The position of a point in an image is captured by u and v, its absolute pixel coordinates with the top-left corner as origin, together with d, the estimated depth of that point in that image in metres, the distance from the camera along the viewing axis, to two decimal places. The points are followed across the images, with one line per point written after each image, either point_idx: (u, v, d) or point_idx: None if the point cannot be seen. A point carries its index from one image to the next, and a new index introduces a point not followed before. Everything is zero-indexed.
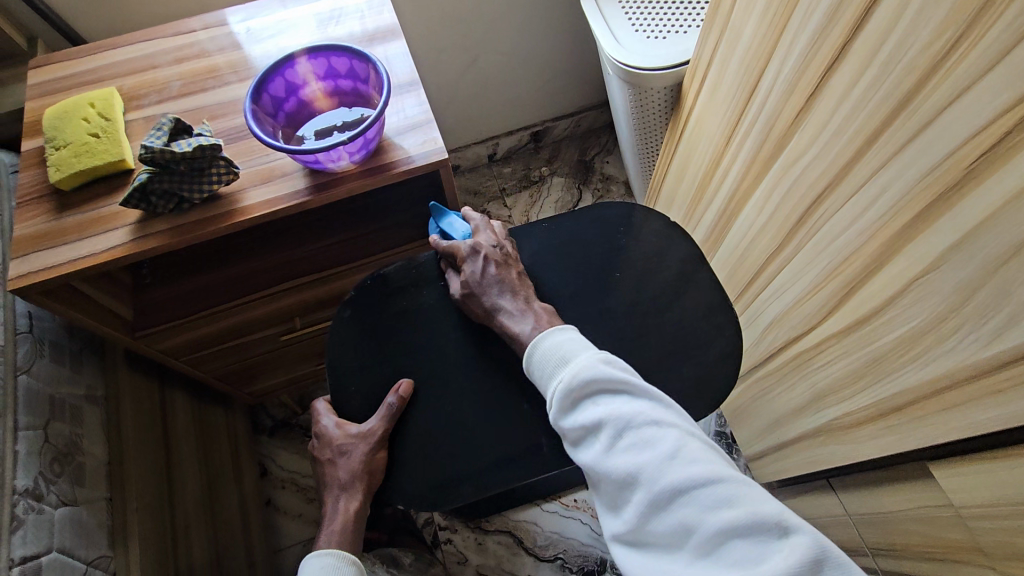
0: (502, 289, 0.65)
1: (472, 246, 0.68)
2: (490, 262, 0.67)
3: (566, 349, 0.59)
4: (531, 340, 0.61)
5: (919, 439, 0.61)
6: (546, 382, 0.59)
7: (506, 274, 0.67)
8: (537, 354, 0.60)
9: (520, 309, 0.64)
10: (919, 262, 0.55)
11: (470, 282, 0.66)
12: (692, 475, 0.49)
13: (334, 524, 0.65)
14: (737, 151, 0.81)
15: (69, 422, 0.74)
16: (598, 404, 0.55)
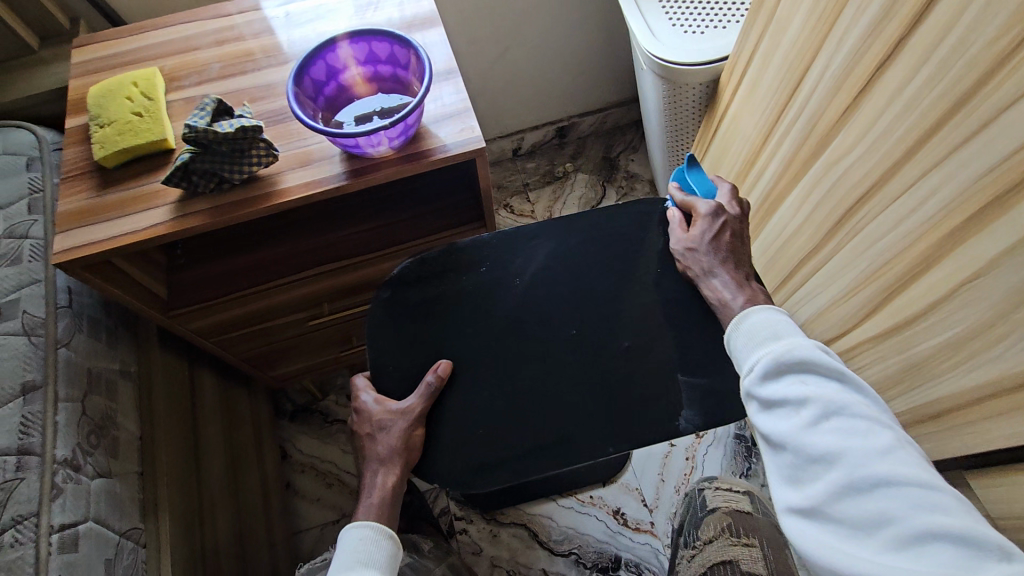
0: (721, 255, 0.64)
1: (712, 208, 0.66)
2: (728, 229, 0.65)
3: (778, 326, 0.57)
4: (739, 313, 0.61)
5: (957, 448, 0.60)
6: (745, 352, 0.58)
7: (726, 238, 0.65)
8: (747, 324, 0.59)
9: (710, 269, 0.65)
10: (968, 266, 0.54)
11: (696, 244, 0.66)
12: (904, 472, 0.46)
13: (371, 499, 0.62)
14: (775, 149, 0.79)
15: (105, 396, 0.76)
16: (804, 381, 0.53)
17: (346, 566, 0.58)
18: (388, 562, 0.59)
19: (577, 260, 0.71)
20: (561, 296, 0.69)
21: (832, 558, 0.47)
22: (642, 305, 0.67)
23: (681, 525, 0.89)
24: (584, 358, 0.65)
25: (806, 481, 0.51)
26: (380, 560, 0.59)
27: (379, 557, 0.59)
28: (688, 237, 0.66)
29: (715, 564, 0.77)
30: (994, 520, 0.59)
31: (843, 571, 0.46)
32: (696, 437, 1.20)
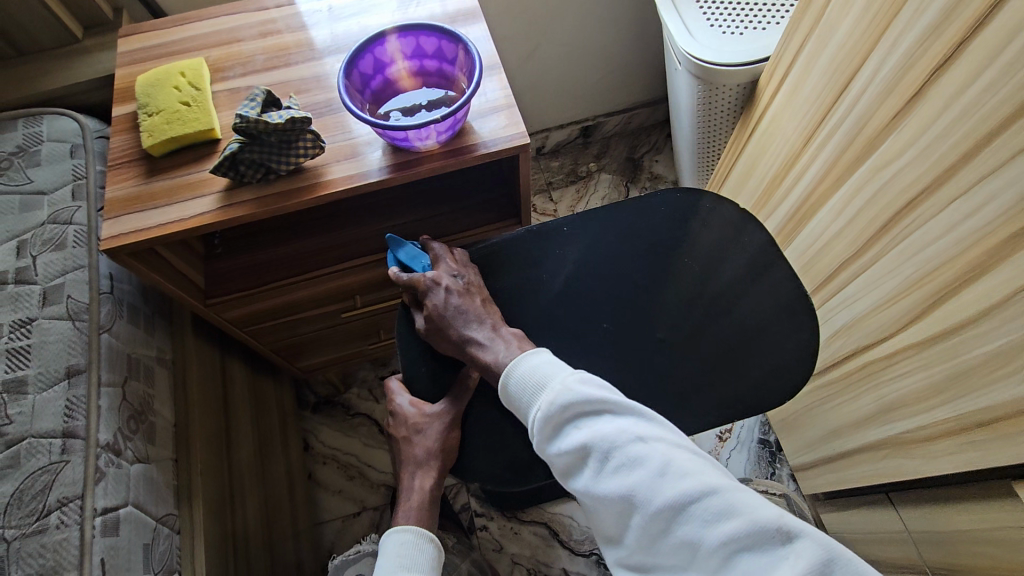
0: (471, 318, 0.65)
1: (431, 276, 0.68)
2: (476, 293, 0.68)
3: (544, 370, 0.57)
4: (503, 366, 0.60)
5: (1008, 457, 0.59)
6: (522, 408, 0.58)
7: (474, 303, 0.66)
8: (513, 379, 0.58)
9: (461, 337, 0.64)
10: (1022, 275, 0.53)
11: (453, 306, 0.65)
12: (687, 490, 0.48)
13: (409, 502, 0.63)
14: (817, 151, 0.79)
15: (144, 382, 0.77)
16: (580, 430, 0.54)
17: (389, 569, 0.58)
18: (432, 566, 0.60)
19: (599, 263, 0.73)
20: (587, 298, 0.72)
21: None
22: None
23: None
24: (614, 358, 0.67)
25: (622, 528, 0.52)
26: (423, 563, 0.59)
27: (423, 559, 0.59)
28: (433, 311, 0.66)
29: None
30: None
31: None
32: (719, 440, 1.19)
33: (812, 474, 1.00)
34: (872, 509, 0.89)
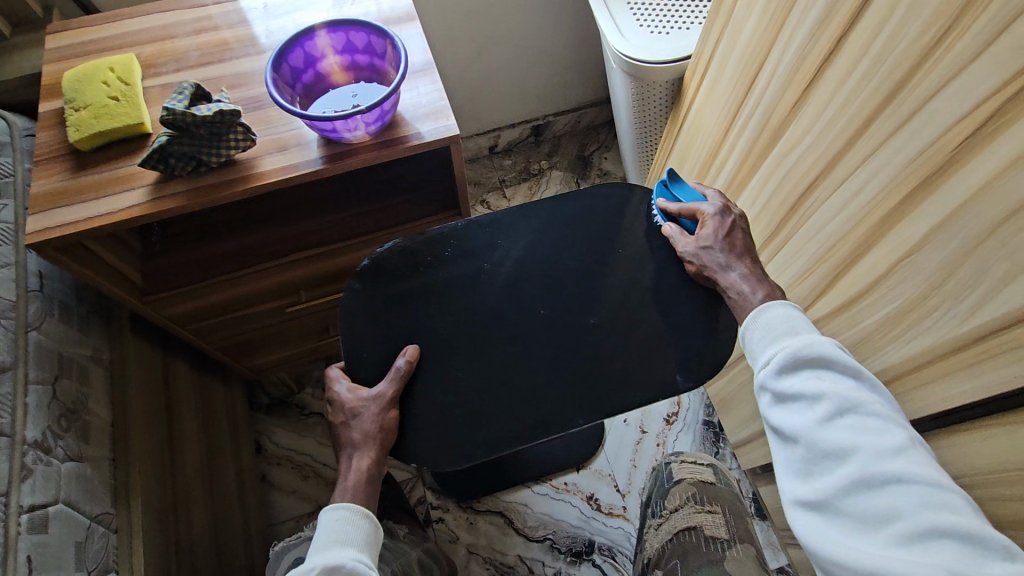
0: (736, 252, 0.65)
1: (718, 209, 0.68)
2: (737, 228, 0.67)
3: (796, 323, 0.60)
4: (760, 302, 0.62)
5: (902, 414, 0.65)
6: (755, 344, 0.61)
7: (739, 236, 0.66)
8: (763, 317, 0.60)
9: (728, 264, 0.65)
10: (903, 244, 0.59)
11: (709, 243, 0.66)
12: (919, 472, 0.50)
13: (346, 481, 0.63)
14: (735, 142, 0.84)
15: (77, 381, 0.77)
16: (822, 380, 0.56)
17: (324, 544, 0.59)
18: (367, 540, 0.61)
19: (547, 243, 0.73)
20: (532, 275, 0.71)
21: (840, 547, 0.51)
22: (610, 285, 0.70)
23: (647, 498, 0.90)
24: (555, 336, 0.68)
25: (818, 473, 0.55)
26: (358, 538, 0.60)
27: (357, 534, 0.61)
28: (698, 240, 0.67)
29: (680, 531, 0.81)
30: None
31: (848, 562, 0.50)
32: (667, 423, 1.24)
33: (750, 449, 1.06)
34: None
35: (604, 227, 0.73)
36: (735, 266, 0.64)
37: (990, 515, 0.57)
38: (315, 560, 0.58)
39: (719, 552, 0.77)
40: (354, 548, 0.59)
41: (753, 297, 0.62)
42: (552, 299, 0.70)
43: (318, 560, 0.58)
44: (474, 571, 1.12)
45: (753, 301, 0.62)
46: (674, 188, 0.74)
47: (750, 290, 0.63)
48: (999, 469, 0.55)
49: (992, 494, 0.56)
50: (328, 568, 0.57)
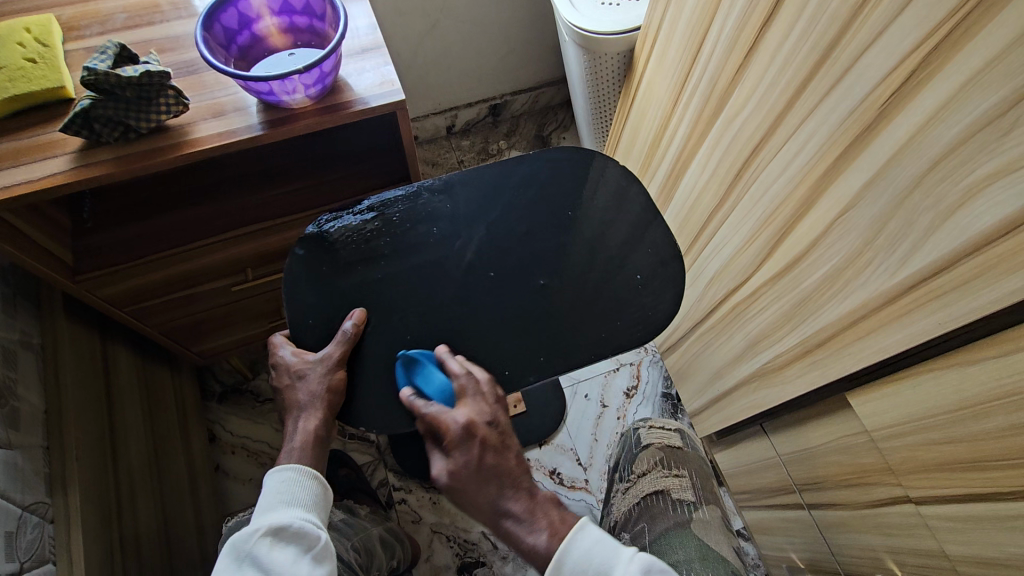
0: (480, 485, 0.57)
1: (462, 429, 0.57)
2: (475, 451, 0.57)
3: (594, 558, 0.52)
4: (553, 552, 0.54)
5: (840, 370, 0.67)
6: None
7: (491, 463, 0.58)
8: (567, 568, 0.52)
9: (497, 503, 0.57)
10: (838, 202, 0.61)
11: (462, 476, 0.57)
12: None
13: (292, 443, 0.62)
14: (683, 111, 0.86)
15: (3, 366, 0.73)
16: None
17: (269, 506, 0.57)
18: (314, 501, 0.60)
19: (496, 208, 0.72)
20: (482, 239, 0.70)
21: None
22: (560, 249, 0.70)
23: (614, 464, 0.85)
24: (506, 298, 0.67)
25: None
26: (303, 498, 0.59)
27: (304, 494, 0.59)
28: (449, 472, 0.57)
29: (647, 495, 0.74)
30: (871, 433, 0.67)
31: None
32: (626, 397, 1.25)
33: (705, 417, 1.09)
34: (753, 441, 0.98)
35: (556, 191, 0.73)
36: (506, 507, 0.57)
37: (922, 459, 0.60)
38: (259, 521, 0.56)
39: (685, 514, 0.71)
40: (300, 509, 0.58)
41: (539, 543, 0.55)
42: (502, 263, 0.69)
43: (263, 521, 0.56)
44: (437, 550, 1.12)
45: (543, 551, 0.55)
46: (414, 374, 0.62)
47: (528, 533, 0.56)
48: (926, 415, 0.58)
49: (923, 439, 0.59)
50: (274, 529, 0.55)
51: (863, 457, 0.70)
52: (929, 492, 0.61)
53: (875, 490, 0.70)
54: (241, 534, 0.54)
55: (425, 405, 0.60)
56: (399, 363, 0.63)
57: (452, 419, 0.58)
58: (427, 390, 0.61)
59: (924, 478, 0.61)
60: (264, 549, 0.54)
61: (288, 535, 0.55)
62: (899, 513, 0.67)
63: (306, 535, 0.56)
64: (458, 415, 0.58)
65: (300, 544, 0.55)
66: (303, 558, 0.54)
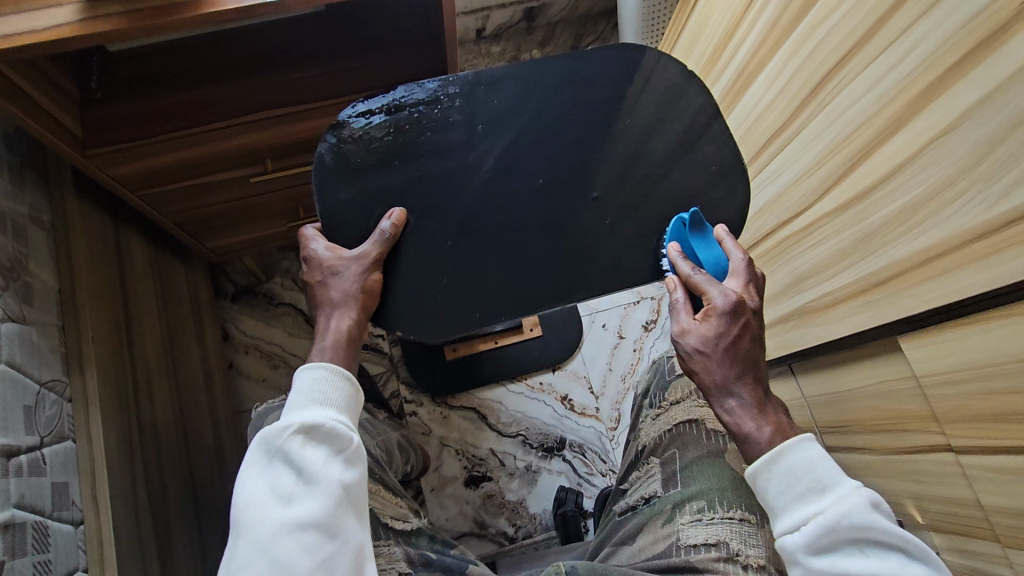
0: (734, 369, 0.54)
1: (728, 304, 0.54)
2: (747, 334, 0.54)
3: (817, 469, 0.49)
4: (772, 446, 0.51)
5: (895, 312, 0.63)
6: (780, 502, 0.50)
7: (744, 346, 0.54)
8: (783, 465, 0.50)
9: (726, 385, 0.54)
10: (940, 122, 0.54)
11: (709, 347, 0.54)
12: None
13: (323, 342, 0.57)
14: (758, 17, 0.77)
15: (13, 239, 0.70)
16: (866, 555, 0.47)
17: (300, 402, 0.53)
18: (347, 401, 0.56)
19: (546, 104, 0.64)
20: (529, 138, 0.64)
21: None
22: (612, 160, 0.64)
23: (644, 390, 0.81)
24: (551, 207, 0.63)
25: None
26: (337, 399, 0.54)
27: (336, 395, 0.54)
28: (696, 336, 0.54)
29: (680, 423, 0.71)
30: (918, 380, 0.64)
31: None
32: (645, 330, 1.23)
33: None
34: (773, 380, 0.95)
35: (612, 91, 0.65)
36: (734, 390, 0.53)
37: (973, 409, 0.57)
38: (289, 418, 0.52)
39: (719, 443, 0.68)
40: (333, 408, 0.54)
41: (760, 434, 0.52)
42: (551, 165, 0.64)
43: (294, 418, 0.52)
44: (446, 462, 1.14)
45: (761, 442, 0.52)
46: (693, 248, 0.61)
47: (754, 426, 0.52)
48: (988, 363, 0.54)
49: (981, 388, 0.56)
50: (305, 428, 0.51)
51: (902, 403, 0.67)
52: (972, 442, 0.58)
53: (908, 436, 0.67)
54: (272, 430, 0.51)
55: (691, 269, 0.57)
56: (674, 219, 0.63)
57: (715, 292, 0.55)
58: (697, 257, 0.60)
59: (969, 428, 0.58)
60: (294, 447, 0.51)
61: (320, 435, 0.52)
62: (934, 461, 0.64)
63: (339, 438, 0.52)
64: (726, 291, 0.54)
65: (331, 445, 0.52)
66: (334, 459, 0.51)
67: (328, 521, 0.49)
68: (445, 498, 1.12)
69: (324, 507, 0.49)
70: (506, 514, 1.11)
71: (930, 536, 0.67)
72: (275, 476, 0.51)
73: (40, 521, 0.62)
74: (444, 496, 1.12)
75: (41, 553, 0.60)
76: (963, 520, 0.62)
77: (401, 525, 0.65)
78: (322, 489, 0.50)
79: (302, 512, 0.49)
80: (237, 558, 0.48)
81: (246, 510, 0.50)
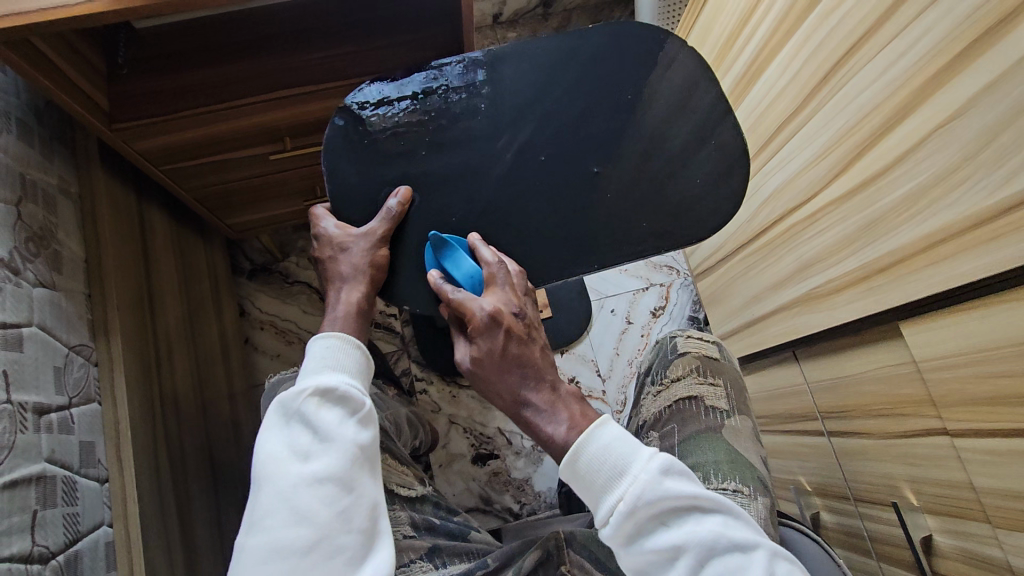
0: (513, 379, 0.53)
1: (489, 316, 0.52)
2: (510, 343, 0.52)
3: (615, 454, 0.48)
4: (572, 442, 0.50)
5: (897, 298, 0.64)
6: (595, 495, 0.48)
7: (510, 354, 0.53)
8: (584, 458, 0.48)
9: (516, 398, 0.53)
10: (946, 109, 0.55)
11: (482, 366, 0.53)
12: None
13: (333, 313, 0.59)
14: (772, 4, 0.78)
15: (43, 208, 0.73)
16: (667, 528, 0.46)
17: (315, 367, 0.56)
18: (359, 367, 0.58)
19: (561, 86, 0.66)
20: (543, 120, 0.65)
21: None
22: (621, 142, 0.65)
23: (647, 369, 0.83)
24: (561, 187, 0.65)
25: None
26: (351, 365, 0.57)
27: (349, 361, 0.57)
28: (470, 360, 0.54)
29: (680, 401, 0.73)
30: (917, 364, 0.65)
31: None
32: (652, 316, 1.24)
33: (732, 340, 1.08)
34: (778, 366, 0.97)
35: (624, 75, 0.66)
36: (523, 401, 0.53)
37: (970, 393, 0.58)
38: (306, 381, 0.55)
39: (717, 421, 0.71)
40: (347, 373, 0.56)
41: (578, 423, 0.50)
42: (563, 148, 0.65)
43: (311, 381, 0.54)
44: (454, 439, 1.16)
45: (561, 443, 0.51)
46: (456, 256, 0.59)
47: (552, 430, 0.51)
48: (985, 348, 0.56)
49: (978, 371, 0.57)
50: (321, 389, 0.54)
51: (902, 388, 0.68)
52: (969, 425, 0.60)
53: (909, 421, 0.69)
54: (290, 392, 0.54)
55: (453, 289, 0.56)
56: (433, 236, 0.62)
57: (477, 304, 0.53)
58: (459, 272, 0.58)
59: (966, 411, 0.60)
60: (311, 408, 0.53)
61: (335, 397, 0.54)
62: (930, 445, 0.66)
63: (352, 400, 0.54)
64: (484, 303, 0.53)
65: (346, 407, 0.54)
66: (349, 420, 0.54)
67: (345, 476, 0.52)
68: (453, 474, 1.14)
69: (340, 463, 0.52)
70: (511, 491, 1.14)
71: (923, 518, 0.69)
72: (294, 434, 0.53)
73: (68, 476, 0.65)
74: (452, 472, 1.14)
75: (69, 505, 0.64)
76: (956, 502, 0.64)
77: (407, 491, 0.67)
78: (338, 447, 0.52)
79: (319, 467, 0.51)
80: (261, 508, 0.51)
81: (266, 466, 0.52)
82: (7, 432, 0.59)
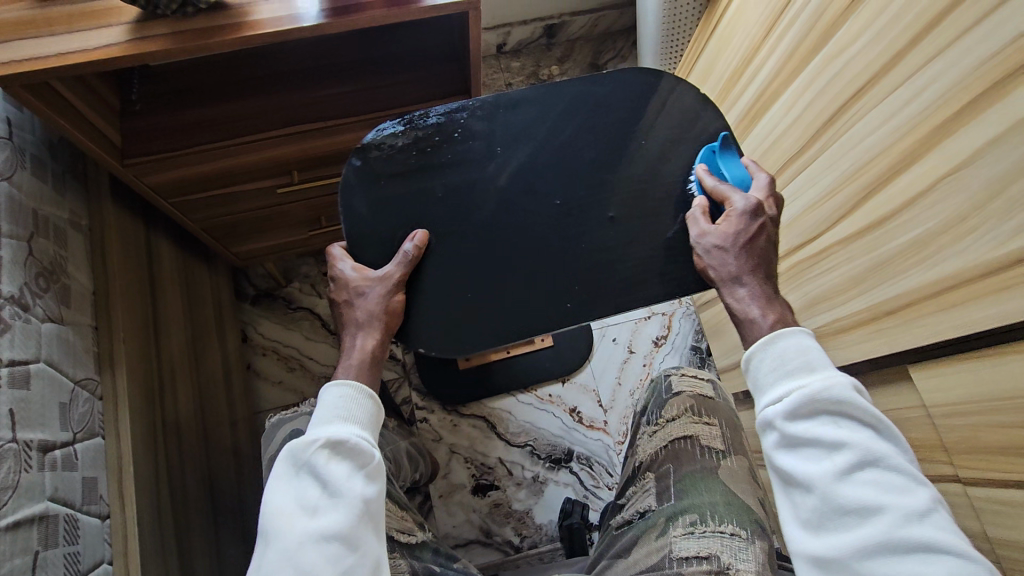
0: (750, 262, 0.56)
1: (749, 205, 0.57)
2: (763, 233, 0.57)
3: (811, 355, 0.51)
4: (771, 330, 0.53)
5: (905, 342, 0.64)
6: (770, 379, 0.51)
7: (761, 244, 0.57)
8: (776, 348, 0.52)
9: (738, 275, 0.56)
10: (953, 157, 0.55)
11: (723, 242, 0.58)
12: (949, 540, 0.44)
13: (348, 359, 0.60)
14: (775, 46, 0.79)
15: (54, 242, 0.73)
16: (837, 424, 0.48)
17: (326, 418, 0.56)
18: (371, 418, 0.58)
19: (566, 129, 0.67)
20: (550, 163, 0.66)
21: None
22: (626, 184, 0.66)
23: (641, 407, 0.82)
24: (568, 228, 0.65)
25: (829, 528, 0.47)
26: (362, 416, 0.57)
27: (360, 413, 0.57)
28: (717, 235, 0.58)
29: (676, 440, 0.73)
30: (928, 409, 0.64)
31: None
32: (655, 345, 1.24)
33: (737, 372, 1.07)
34: None
35: (628, 118, 0.67)
36: (744, 279, 0.56)
37: (983, 441, 0.58)
38: (316, 433, 0.55)
39: (712, 460, 0.70)
40: (356, 425, 0.56)
41: (762, 322, 0.54)
42: (568, 190, 0.66)
43: (320, 433, 0.54)
44: (455, 469, 1.15)
45: (762, 326, 0.54)
46: (720, 160, 0.64)
47: (760, 313, 0.54)
48: (995, 397, 0.55)
49: (991, 420, 0.56)
50: (331, 442, 0.54)
51: (913, 431, 0.67)
52: (984, 474, 0.58)
53: (919, 465, 0.68)
54: (300, 443, 0.53)
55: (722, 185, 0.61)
56: (703, 150, 0.66)
57: (738, 197, 0.59)
58: (723, 175, 0.63)
59: (978, 458, 0.59)
60: (320, 461, 0.53)
61: (344, 450, 0.54)
62: (943, 491, 0.65)
63: (362, 453, 0.54)
64: (748, 196, 0.58)
65: (354, 460, 0.54)
66: (357, 474, 0.53)
67: (350, 534, 0.51)
68: (453, 506, 1.13)
69: (345, 520, 0.51)
70: (512, 523, 1.12)
71: None
72: (302, 487, 0.53)
73: (71, 514, 0.64)
74: (453, 503, 1.13)
75: (71, 544, 0.63)
76: None
77: (406, 538, 0.66)
78: (344, 503, 0.52)
79: (325, 525, 0.51)
80: (266, 564, 0.51)
81: (274, 520, 0.52)
82: (10, 472, 0.58)
